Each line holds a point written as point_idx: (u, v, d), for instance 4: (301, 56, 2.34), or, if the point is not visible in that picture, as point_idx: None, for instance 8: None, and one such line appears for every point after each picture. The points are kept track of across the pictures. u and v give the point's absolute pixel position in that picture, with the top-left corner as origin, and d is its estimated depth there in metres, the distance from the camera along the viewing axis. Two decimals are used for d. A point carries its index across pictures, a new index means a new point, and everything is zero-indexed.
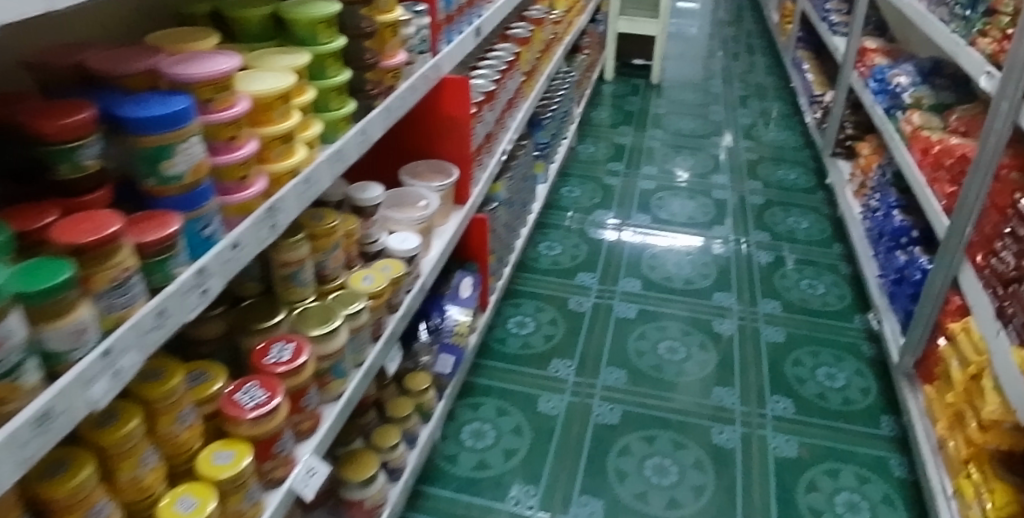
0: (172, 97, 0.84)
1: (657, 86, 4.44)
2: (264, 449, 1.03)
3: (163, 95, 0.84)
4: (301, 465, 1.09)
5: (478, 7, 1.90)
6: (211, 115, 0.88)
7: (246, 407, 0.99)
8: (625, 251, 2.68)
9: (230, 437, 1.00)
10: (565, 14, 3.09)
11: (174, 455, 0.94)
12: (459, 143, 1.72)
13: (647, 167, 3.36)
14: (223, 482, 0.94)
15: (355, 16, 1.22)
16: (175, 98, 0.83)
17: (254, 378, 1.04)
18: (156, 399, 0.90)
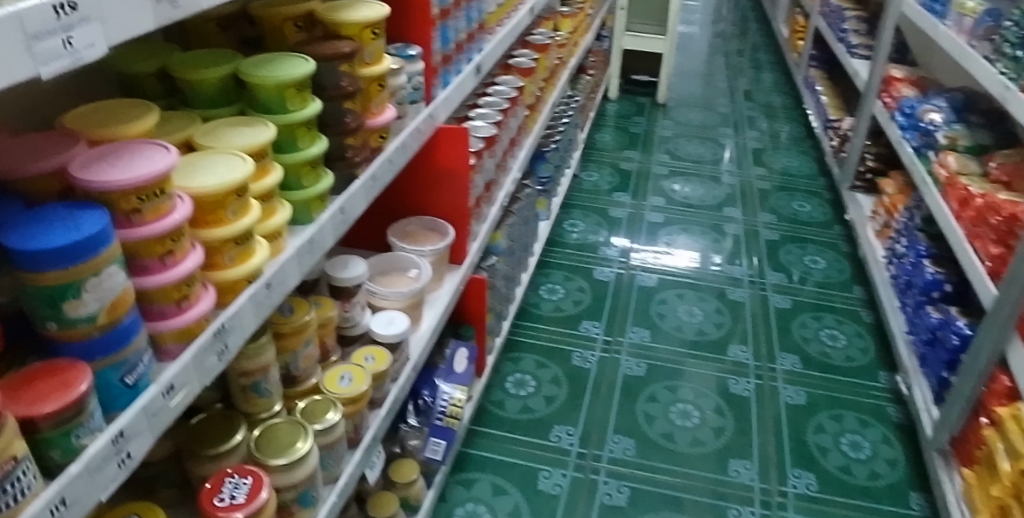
0: (83, 213, 0.64)
1: (663, 105, 4.26)
2: None
3: (72, 210, 0.64)
4: None
5: (478, 41, 1.85)
6: (138, 230, 0.68)
7: None
8: (632, 293, 2.50)
9: None
10: (571, 35, 2.92)
11: None
12: (452, 198, 1.57)
13: (655, 197, 3.18)
14: None
15: (335, 73, 1.03)
16: (86, 217, 0.63)
17: None
18: None
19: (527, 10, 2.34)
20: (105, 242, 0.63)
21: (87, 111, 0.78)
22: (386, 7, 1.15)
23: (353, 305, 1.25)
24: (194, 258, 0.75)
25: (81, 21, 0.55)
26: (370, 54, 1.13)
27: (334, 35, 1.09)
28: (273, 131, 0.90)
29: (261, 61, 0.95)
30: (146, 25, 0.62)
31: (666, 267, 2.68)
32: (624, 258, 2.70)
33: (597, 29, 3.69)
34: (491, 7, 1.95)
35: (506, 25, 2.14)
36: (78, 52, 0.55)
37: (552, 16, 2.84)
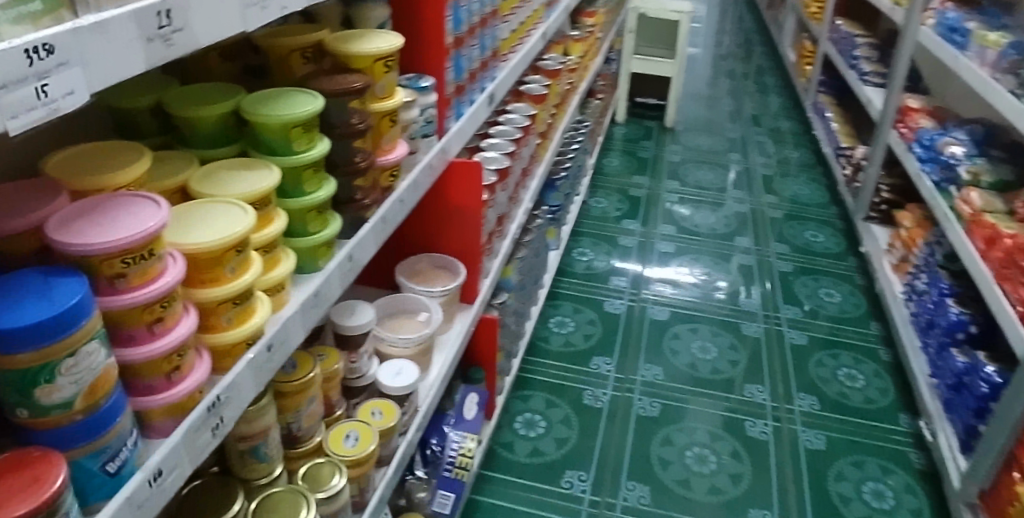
0: (59, 282, 0.56)
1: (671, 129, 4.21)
2: None
3: (47, 277, 0.56)
4: None
5: (492, 70, 1.85)
6: (122, 298, 0.60)
7: None
8: (643, 328, 2.44)
9: None
10: (581, 59, 2.87)
11: None
12: (462, 237, 1.55)
13: (665, 225, 3.12)
14: None
15: (344, 111, 0.95)
16: (62, 287, 0.55)
17: None
18: None
19: (539, 35, 2.28)
20: (84, 315, 0.55)
21: (72, 154, 0.70)
22: (400, 38, 1.08)
23: (360, 356, 1.19)
24: (187, 324, 0.67)
25: (57, 65, 0.47)
26: (382, 88, 1.06)
27: (344, 68, 1.03)
28: (278, 175, 0.83)
29: (266, 97, 0.88)
30: (138, 67, 0.54)
31: (676, 299, 2.61)
32: (634, 289, 2.64)
33: (606, 53, 3.65)
34: (504, 33, 1.92)
35: (519, 52, 2.09)
36: (52, 102, 0.47)
37: (563, 40, 2.78)
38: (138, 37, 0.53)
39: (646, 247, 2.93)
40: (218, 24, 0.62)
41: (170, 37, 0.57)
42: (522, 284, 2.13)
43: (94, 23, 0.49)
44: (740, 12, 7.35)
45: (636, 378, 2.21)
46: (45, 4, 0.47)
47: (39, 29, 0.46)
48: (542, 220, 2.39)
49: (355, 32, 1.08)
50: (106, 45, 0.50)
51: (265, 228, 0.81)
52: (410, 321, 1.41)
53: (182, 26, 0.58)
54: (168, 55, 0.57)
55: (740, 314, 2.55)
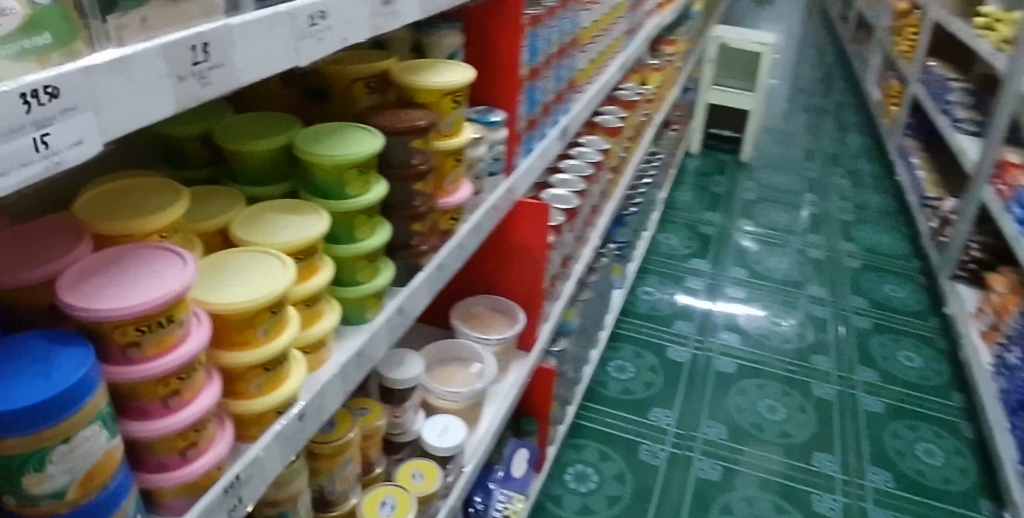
0: (60, 352, 0.48)
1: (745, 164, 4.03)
2: None
3: (50, 344, 0.49)
4: None
5: (567, 102, 1.77)
6: (132, 370, 0.52)
7: None
8: (709, 380, 2.29)
9: None
10: (658, 89, 2.74)
11: None
12: (524, 281, 1.47)
13: (736, 269, 2.93)
14: None
15: (406, 150, 0.87)
16: (62, 359, 0.47)
17: None
18: None
19: (616, 65, 2.17)
20: (85, 393, 0.47)
21: (105, 192, 0.64)
22: (471, 70, 1.00)
23: (404, 411, 1.11)
24: (210, 394, 0.59)
25: (63, 111, 0.39)
26: (448, 125, 0.98)
27: (409, 101, 0.95)
28: (327, 223, 0.74)
29: (321, 132, 0.80)
30: (167, 110, 0.46)
31: (743, 350, 2.44)
32: (700, 336, 2.49)
33: (684, 82, 3.51)
34: (581, 63, 1.83)
35: (595, 83, 1.99)
36: (53, 154, 0.39)
37: (641, 69, 2.67)
38: (167, 76, 0.45)
39: (713, 291, 2.76)
40: (264, 59, 0.54)
41: (207, 75, 0.49)
42: (581, 329, 2.01)
43: (112, 61, 0.41)
44: (819, 41, 7.05)
45: (697, 436, 2.06)
46: (55, 38, 0.39)
47: (47, 66, 0.39)
48: (609, 257, 2.28)
49: (423, 62, 1.01)
50: (126, 86, 0.42)
51: (307, 281, 0.74)
52: (461, 372, 1.33)
53: (222, 62, 0.50)
54: (203, 95, 0.49)
55: (812, 372, 2.36)
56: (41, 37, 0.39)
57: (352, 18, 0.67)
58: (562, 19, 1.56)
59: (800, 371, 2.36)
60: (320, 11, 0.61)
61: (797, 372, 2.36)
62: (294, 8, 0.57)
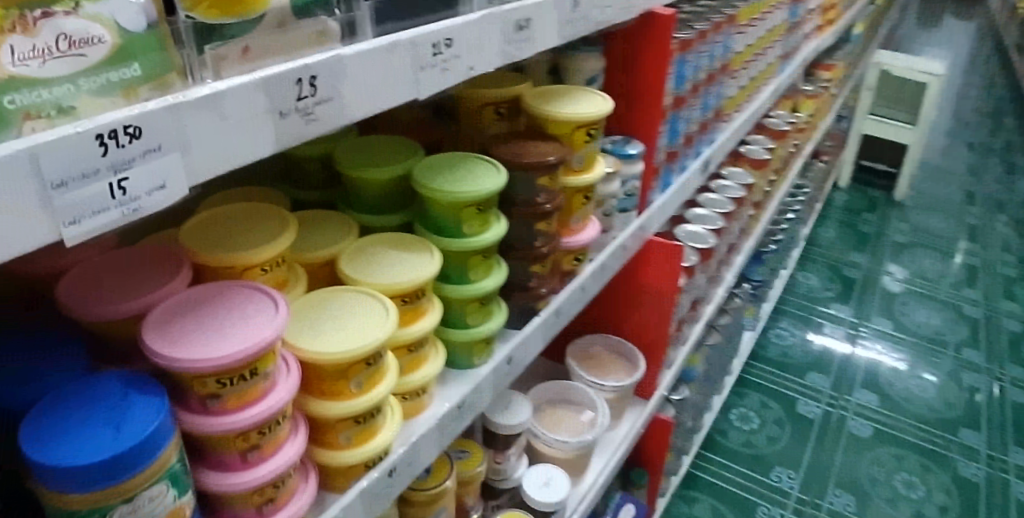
0: (137, 399, 0.45)
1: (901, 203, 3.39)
2: None
3: (127, 390, 0.45)
4: None
5: (711, 131, 1.64)
6: (211, 422, 0.48)
7: None
8: (841, 443, 2.04)
9: None
10: (810, 118, 2.50)
11: None
12: (648, 325, 1.36)
13: (880, 320, 2.56)
14: None
15: (531, 188, 0.80)
16: (137, 408, 0.44)
17: None
18: None
19: (767, 92, 1.99)
20: (155, 450, 0.43)
21: (213, 219, 0.61)
22: (611, 101, 0.91)
23: (506, 458, 1.03)
24: (294, 447, 0.54)
25: (145, 153, 0.35)
26: (580, 160, 0.90)
27: (540, 131, 0.88)
28: (438, 264, 0.69)
29: (442, 164, 0.75)
30: (266, 149, 0.41)
31: (881, 416, 2.14)
32: (835, 392, 2.22)
33: (839, 110, 3.13)
34: (730, 91, 1.68)
35: (743, 112, 1.83)
36: (131, 200, 0.35)
37: (793, 95, 2.43)
38: (268, 111, 0.41)
39: (852, 342, 2.45)
40: (375, 91, 0.49)
41: (313, 110, 0.44)
42: (705, 376, 1.85)
43: (205, 97, 0.37)
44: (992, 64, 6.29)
45: (824, 507, 1.85)
46: (146, 69, 0.35)
47: (132, 102, 0.35)
48: (743, 299, 2.09)
49: (559, 89, 0.93)
50: (219, 125, 0.38)
51: (409, 327, 0.68)
52: (571, 419, 1.23)
53: (330, 96, 0.45)
54: (306, 133, 0.44)
55: (962, 450, 2.05)
56: (131, 68, 0.35)
57: (483, 47, 0.61)
58: (714, 43, 1.43)
59: (934, 442, 2.07)
60: (445, 40, 0.56)
61: (930, 440, 2.07)
62: (415, 36, 0.52)
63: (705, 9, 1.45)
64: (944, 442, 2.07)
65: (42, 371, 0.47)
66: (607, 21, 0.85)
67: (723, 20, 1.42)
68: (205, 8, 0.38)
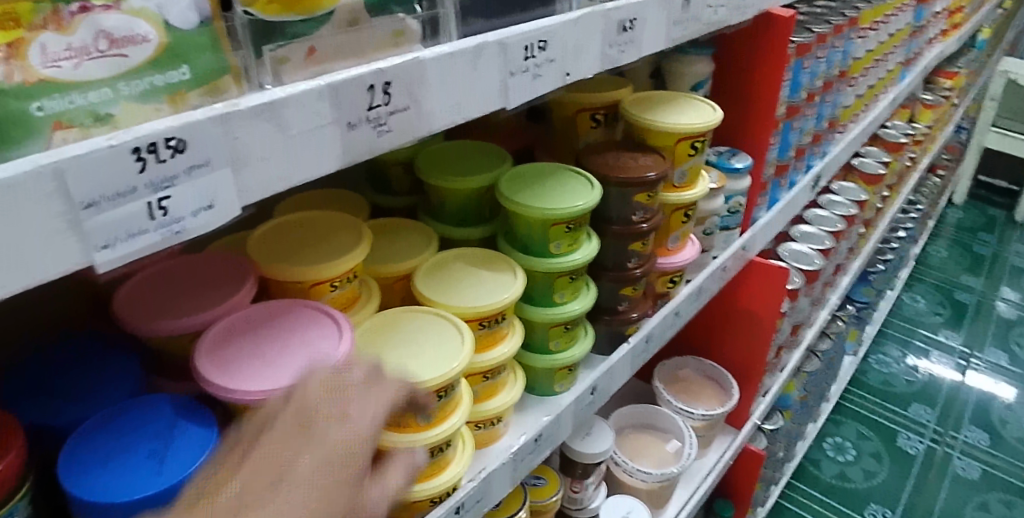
0: (187, 429, 0.41)
1: None
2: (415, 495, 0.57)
3: (174, 418, 0.42)
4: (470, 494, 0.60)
5: (824, 143, 1.51)
6: None
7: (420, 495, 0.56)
8: (944, 486, 1.77)
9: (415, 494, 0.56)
10: (929, 130, 2.27)
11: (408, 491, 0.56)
12: (744, 349, 1.25)
13: (993, 352, 2.20)
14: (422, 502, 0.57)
15: (626, 205, 0.73)
16: (187, 438, 0.41)
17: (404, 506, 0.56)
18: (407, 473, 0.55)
19: (886, 101, 1.82)
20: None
21: (286, 225, 0.57)
22: (720, 111, 0.83)
23: (585, 487, 0.93)
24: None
25: (190, 169, 0.30)
26: (681, 176, 0.82)
27: (638, 142, 0.80)
28: (521, 288, 0.62)
29: (532, 175, 0.69)
30: (330, 164, 0.37)
31: (991, 457, 1.85)
32: (940, 427, 1.94)
33: (960, 119, 2.80)
34: (847, 100, 1.53)
35: (860, 122, 1.68)
36: (174, 221, 0.30)
37: (911, 104, 2.22)
38: (333, 122, 0.36)
39: (963, 371, 2.13)
40: (455, 101, 0.44)
41: (386, 121, 0.40)
42: (801, 403, 1.70)
43: (261, 106, 0.32)
44: None
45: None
46: (199, 73, 0.31)
47: (174, 112, 0.30)
48: (846, 323, 1.91)
49: (663, 96, 0.86)
50: (277, 138, 0.34)
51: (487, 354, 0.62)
52: (656, 447, 1.12)
53: (405, 105, 0.40)
54: (378, 147, 0.39)
55: None
56: (178, 72, 0.30)
57: (582, 49, 0.55)
58: (833, 48, 1.30)
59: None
60: (540, 41, 0.50)
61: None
62: (505, 37, 0.46)
63: (823, 11, 1.32)
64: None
65: (92, 391, 0.44)
66: (721, 22, 0.77)
67: (845, 23, 1.28)
68: (262, 4, 0.33)
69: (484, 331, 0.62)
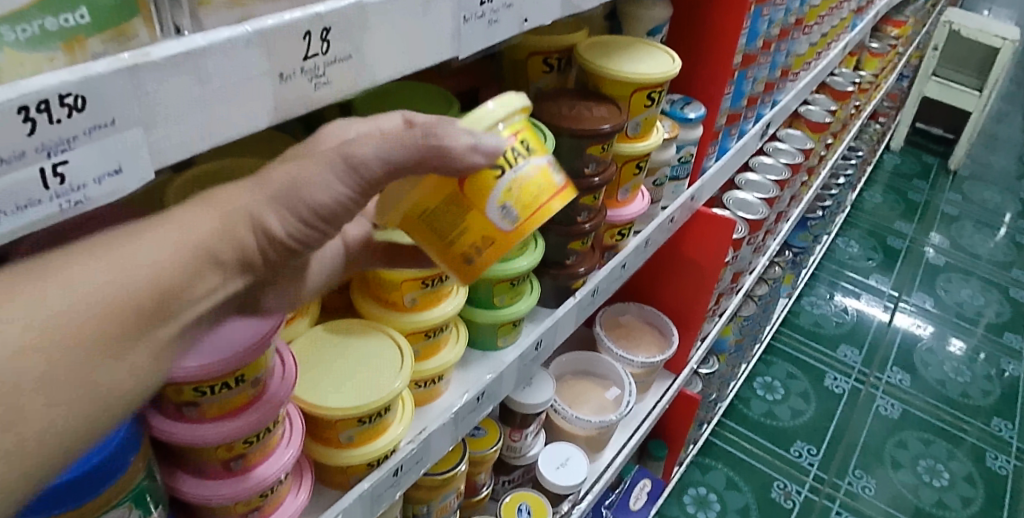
0: None
1: (956, 173, 3.03)
2: (365, 439, 0.56)
3: None
4: (413, 448, 0.60)
5: (776, 92, 1.50)
6: (189, 429, 0.43)
7: (365, 448, 0.56)
8: (866, 425, 1.87)
9: (360, 443, 0.56)
10: (875, 78, 2.29)
11: (360, 438, 0.55)
12: (684, 297, 1.27)
13: (919, 296, 2.32)
14: (374, 448, 0.56)
15: (579, 157, 0.70)
16: None
17: (352, 461, 0.55)
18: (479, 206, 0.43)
19: (837, 49, 1.82)
20: (114, 474, 0.38)
21: (212, 173, 0.54)
22: (679, 61, 0.80)
23: (524, 436, 0.94)
24: (286, 450, 0.50)
25: (91, 130, 0.27)
26: (636, 127, 0.80)
27: (593, 90, 0.77)
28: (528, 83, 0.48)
29: None
30: (259, 122, 0.34)
31: (912, 397, 1.97)
32: (866, 369, 2.03)
33: (904, 67, 2.83)
34: (802, 48, 1.51)
35: (810, 70, 1.67)
36: (73, 190, 0.28)
37: (859, 51, 2.23)
38: (264, 73, 0.33)
39: (890, 313, 2.24)
40: (401, 52, 0.40)
41: (324, 72, 0.36)
42: (736, 345, 1.74)
43: (175, 56, 0.29)
44: None
45: (842, 486, 1.71)
46: (99, 14, 0.27)
47: (65, 64, 0.27)
48: (783, 269, 1.96)
49: (622, 41, 0.82)
50: (196, 92, 0.30)
51: (541, 181, 0.45)
52: (595, 394, 1.14)
53: (346, 54, 0.36)
54: (315, 100, 0.36)
55: (993, 447, 1.85)
56: (76, 14, 0.26)
57: None
58: None
59: (957, 425, 1.90)
60: None
61: (953, 423, 1.91)
62: None
63: None
64: (963, 425, 1.90)
65: None
66: None
67: None
68: None
69: (524, 150, 0.44)
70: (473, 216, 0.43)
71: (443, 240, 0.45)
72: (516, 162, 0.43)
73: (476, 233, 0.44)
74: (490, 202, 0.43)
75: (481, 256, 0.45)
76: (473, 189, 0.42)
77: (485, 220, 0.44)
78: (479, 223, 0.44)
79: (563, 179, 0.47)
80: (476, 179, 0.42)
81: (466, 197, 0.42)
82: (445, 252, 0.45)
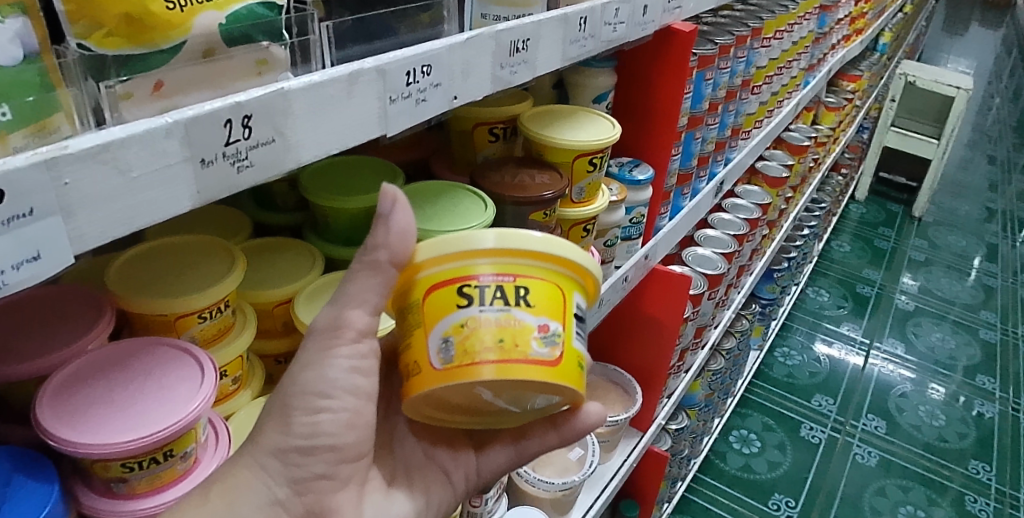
0: (37, 483, 0.41)
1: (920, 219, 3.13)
2: None
3: (10, 472, 0.42)
4: None
5: (729, 149, 1.55)
6: (110, 504, 0.45)
7: None
8: (843, 475, 1.87)
9: None
10: (831, 133, 2.37)
11: None
12: (649, 358, 1.28)
13: (890, 341, 2.36)
14: None
15: (522, 222, 0.72)
16: (39, 493, 0.41)
17: None
18: (431, 317, 0.46)
19: (791, 105, 1.88)
20: None
21: (153, 253, 0.55)
22: (619, 127, 0.84)
23: (485, 502, 0.91)
24: (218, 455, 0.50)
25: (10, 219, 0.28)
26: (580, 193, 0.83)
27: (537, 158, 0.80)
28: (575, 250, 0.48)
29: (424, 198, 0.68)
30: (183, 203, 0.35)
31: (888, 444, 1.97)
32: (841, 417, 2.05)
33: (863, 120, 2.95)
34: (752, 107, 1.57)
35: (765, 126, 1.73)
36: None
37: (815, 106, 2.32)
38: (185, 159, 0.34)
39: (863, 359, 2.27)
40: (324, 131, 0.42)
41: (246, 155, 0.38)
42: (706, 400, 1.74)
43: (93, 148, 0.30)
44: None
45: None
46: (22, 110, 0.30)
47: None
48: (752, 319, 1.98)
49: (564, 110, 0.86)
50: (117, 181, 0.32)
51: (503, 336, 0.44)
52: (559, 456, 1.12)
53: (269, 137, 0.38)
54: (237, 183, 0.38)
55: (973, 494, 1.84)
56: None
57: (471, 71, 0.54)
58: (735, 58, 1.33)
59: (938, 471, 1.90)
60: (422, 66, 0.49)
61: (933, 469, 1.90)
62: (384, 63, 0.45)
63: (728, 21, 1.35)
64: (945, 471, 1.90)
65: None
66: (620, 38, 0.78)
67: (747, 33, 1.32)
68: (101, 38, 0.33)
69: (507, 299, 0.45)
70: (421, 334, 0.46)
71: (401, 366, 0.47)
72: (489, 300, 0.45)
73: (417, 355, 0.46)
74: (439, 327, 0.45)
75: (410, 388, 0.46)
76: (434, 303, 0.46)
77: (427, 344, 0.45)
78: (423, 346, 0.46)
79: (541, 360, 0.44)
80: (444, 292, 0.46)
81: (427, 310, 0.46)
82: (402, 373, 0.48)
